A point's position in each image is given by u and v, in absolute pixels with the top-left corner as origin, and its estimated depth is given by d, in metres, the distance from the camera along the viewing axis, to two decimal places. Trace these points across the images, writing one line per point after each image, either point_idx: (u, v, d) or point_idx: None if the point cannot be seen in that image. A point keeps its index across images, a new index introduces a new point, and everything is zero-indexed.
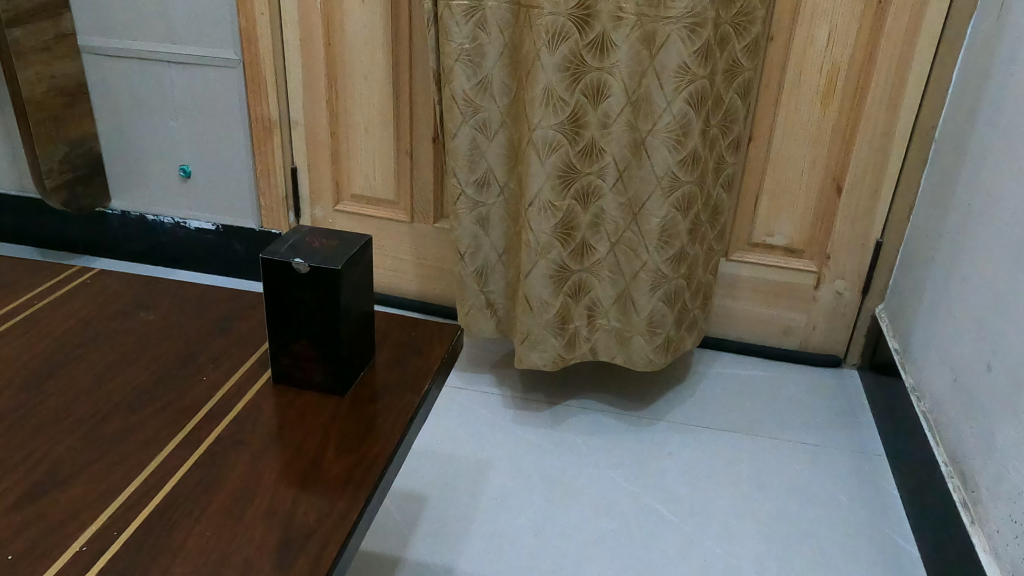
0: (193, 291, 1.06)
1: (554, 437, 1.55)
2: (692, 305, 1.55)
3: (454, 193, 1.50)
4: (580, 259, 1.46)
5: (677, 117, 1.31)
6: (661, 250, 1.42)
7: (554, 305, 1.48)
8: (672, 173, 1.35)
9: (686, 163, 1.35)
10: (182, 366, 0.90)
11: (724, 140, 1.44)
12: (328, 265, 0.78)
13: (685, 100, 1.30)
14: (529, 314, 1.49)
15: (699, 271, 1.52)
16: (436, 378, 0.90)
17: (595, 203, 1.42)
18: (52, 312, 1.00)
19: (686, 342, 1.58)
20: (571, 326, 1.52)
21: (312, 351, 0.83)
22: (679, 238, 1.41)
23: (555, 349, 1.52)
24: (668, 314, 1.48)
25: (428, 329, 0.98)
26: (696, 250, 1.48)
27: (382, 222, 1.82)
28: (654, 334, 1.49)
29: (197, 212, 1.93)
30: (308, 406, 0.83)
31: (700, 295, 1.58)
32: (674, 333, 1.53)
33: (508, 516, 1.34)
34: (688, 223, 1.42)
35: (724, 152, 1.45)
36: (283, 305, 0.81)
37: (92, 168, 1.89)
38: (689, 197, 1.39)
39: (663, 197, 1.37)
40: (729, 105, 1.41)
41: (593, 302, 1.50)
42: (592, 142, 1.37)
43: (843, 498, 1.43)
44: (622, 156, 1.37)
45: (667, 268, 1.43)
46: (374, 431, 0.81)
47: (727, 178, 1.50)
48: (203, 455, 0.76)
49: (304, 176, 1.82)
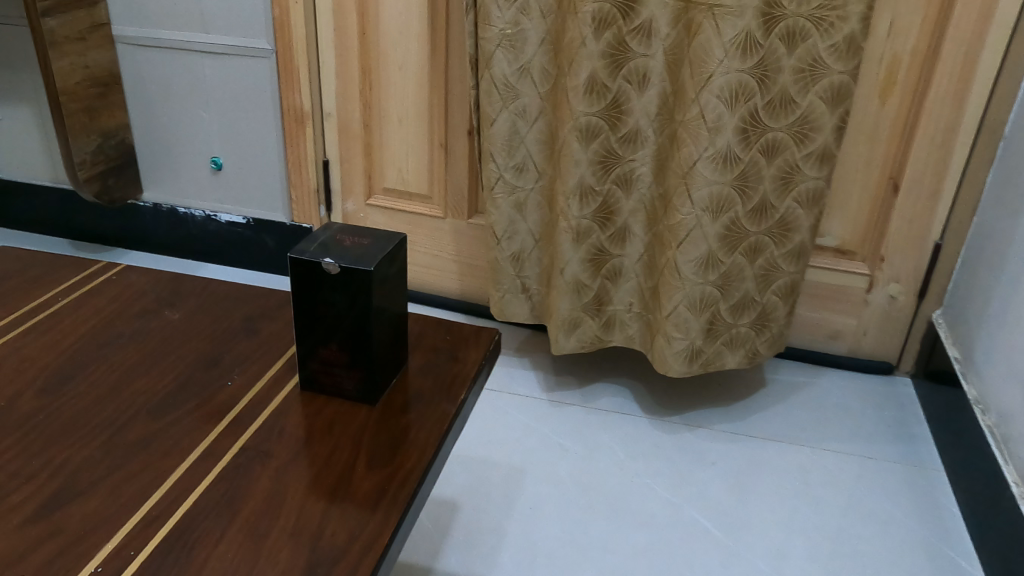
0: (222, 287, 1.02)
1: (590, 443, 1.49)
2: (735, 321, 1.43)
3: (491, 178, 1.44)
4: (621, 242, 1.45)
5: (708, 111, 1.25)
6: (686, 251, 1.34)
7: (591, 287, 1.47)
8: (698, 170, 1.29)
9: (717, 162, 1.28)
10: (206, 368, 0.85)
11: (797, 150, 1.29)
12: (361, 266, 0.73)
13: (714, 93, 1.23)
14: (566, 299, 1.47)
15: (741, 284, 1.39)
16: (472, 386, 0.84)
17: (635, 189, 1.40)
18: (77, 309, 0.97)
19: (725, 358, 1.47)
20: (609, 308, 1.51)
21: (343, 356, 0.78)
22: (706, 242, 1.33)
23: (593, 330, 1.52)
24: (692, 320, 1.40)
25: (463, 332, 0.93)
26: (735, 259, 1.37)
27: (415, 218, 1.77)
28: (675, 338, 1.42)
29: (229, 206, 1.90)
30: (337, 416, 0.78)
31: (751, 313, 1.43)
32: (705, 345, 1.44)
33: (543, 527, 1.29)
34: (719, 227, 1.33)
35: (798, 161, 1.30)
36: (311, 307, 0.76)
37: (125, 159, 1.87)
38: (718, 198, 1.31)
39: (691, 194, 1.31)
40: (803, 110, 1.26)
41: (632, 287, 1.49)
42: (635, 126, 1.34)
43: (900, 514, 1.35)
44: (662, 143, 1.36)
45: (689, 270, 1.36)
46: (407, 445, 0.75)
47: (801, 193, 1.33)
48: (226, 468, 0.72)
49: (336, 170, 1.78)
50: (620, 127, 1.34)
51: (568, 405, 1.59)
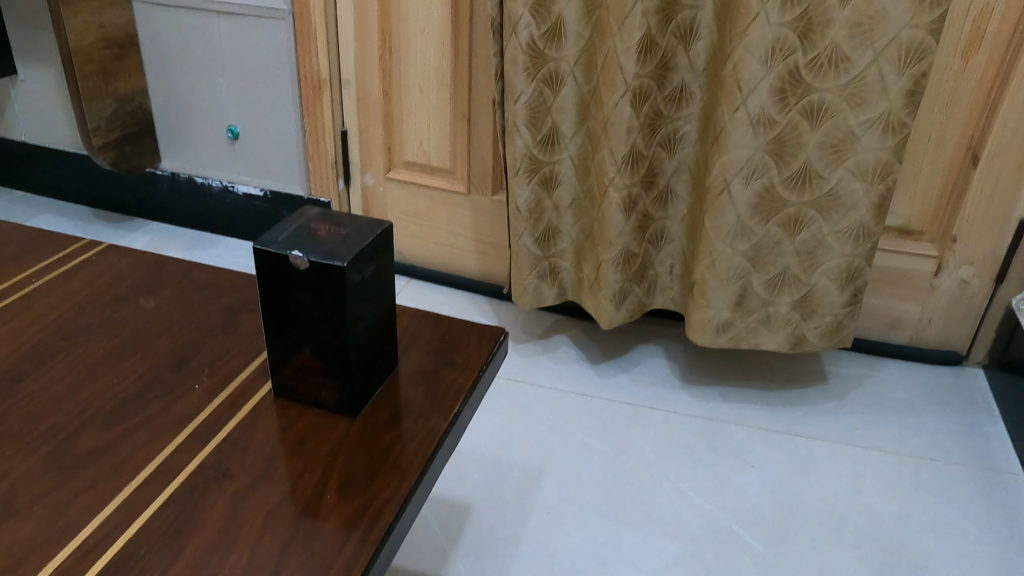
0: (205, 273, 0.92)
1: (617, 441, 1.36)
2: (773, 298, 1.30)
3: (517, 156, 1.31)
4: (663, 204, 1.33)
5: (743, 71, 1.12)
6: (715, 218, 1.24)
7: (638, 255, 1.34)
8: (728, 133, 1.17)
9: (751, 125, 1.15)
10: (175, 366, 0.76)
11: (852, 115, 1.13)
12: (332, 262, 0.63)
13: (749, 49, 1.10)
14: (615, 271, 1.32)
15: (777, 257, 1.26)
16: (468, 398, 0.74)
17: (679, 150, 1.28)
18: (46, 292, 0.88)
19: (761, 337, 1.34)
20: (651, 273, 1.40)
21: (318, 364, 0.68)
22: (733, 209, 1.22)
23: (638, 297, 1.40)
24: (722, 291, 1.29)
25: (463, 332, 0.83)
26: (770, 230, 1.24)
27: (436, 194, 1.66)
28: (702, 307, 1.32)
29: (246, 176, 1.82)
30: (311, 430, 0.69)
31: (793, 292, 1.29)
32: (735, 317, 1.33)
33: (562, 535, 1.18)
34: (750, 194, 1.21)
35: (852, 128, 1.14)
36: (281, 306, 0.67)
37: (142, 126, 1.79)
38: (752, 163, 1.18)
39: (721, 157, 1.19)
40: (859, 71, 1.10)
41: (672, 252, 1.38)
42: (680, 85, 1.22)
43: (967, 524, 1.21)
44: (708, 101, 1.23)
45: (720, 238, 1.25)
46: (386, 469, 0.65)
47: (857, 163, 1.17)
48: (177, 492, 0.62)
49: (355, 141, 1.67)
50: (666, 85, 1.22)
51: (596, 395, 1.47)
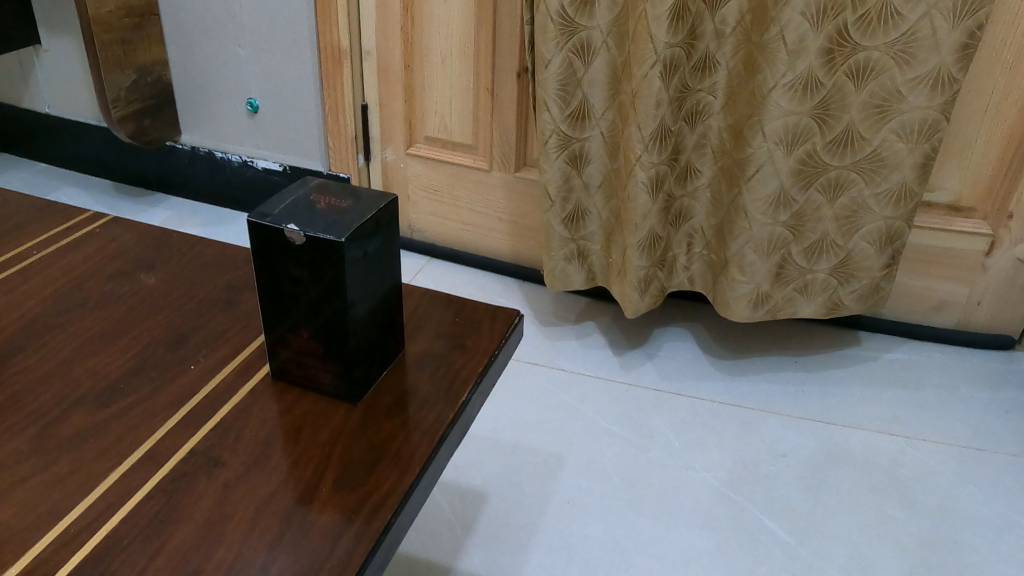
0: (210, 248, 0.88)
1: (641, 427, 1.31)
2: (811, 267, 1.24)
3: (545, 130, 1.25)
4: (683, 181, 1.26)
5: (790, 31, 1.05)
6: (754, 187, 1.17)
7: (660, 237, 1.27)
8: (772, 99, 1.10)
9: (794, 89, 1.09)
10: (171, 346, 0.72)
11: (899, 72, 1.06)
12: (330, 237, 0.58)
13: (803, 9, 1.03)
14: (640, 256, 1.25)
15: (817, 224, 1.20)
16: (478, 384, 0.70)
17: (702, 123, 1.21)
18: (44, 264, 0.84)
19: (797, 306, 1.28)
20: (670, 256, 1.32)
21: (316, 346, 0.64)
22: (776, 177, 1.15)
23: (660, 282, 1.33)
24: (761, 263, 1.22)
25: (474, 314, 0.78)
26: (810, 197, 1.18)
27: (458, 170, 1.60)
28: (739, 281, 1.25)
29: (266, 151, 1.78)
30: (309, 417, 0.65)
31: (830, 259, 1.23)
32: (773, 289, 1.26)
33: (581, 525, 1.13)
34: (793, 161, 1.14)
35: (899, 86, 1.07)
36: (278, 284, 0.62)
37: (162, 99, 1.75)
38: (796, 130, 1.12)
39: (762, 125, 1.12)
40: (910, 26, 1.03)
41: (693, 230, 1.30)
42: (706, 54, 1.15)
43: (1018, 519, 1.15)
44: (737, 69, 1.16)
45: (759, 209, 1.18)
46: (386, 460, 0.61)
47: (902, 123, 1.10)
48: (165, 479, 0.58)
49: (375, 115, 1.62)
50: (693, 54, 1.15)
51: (621, 379, 1.41)
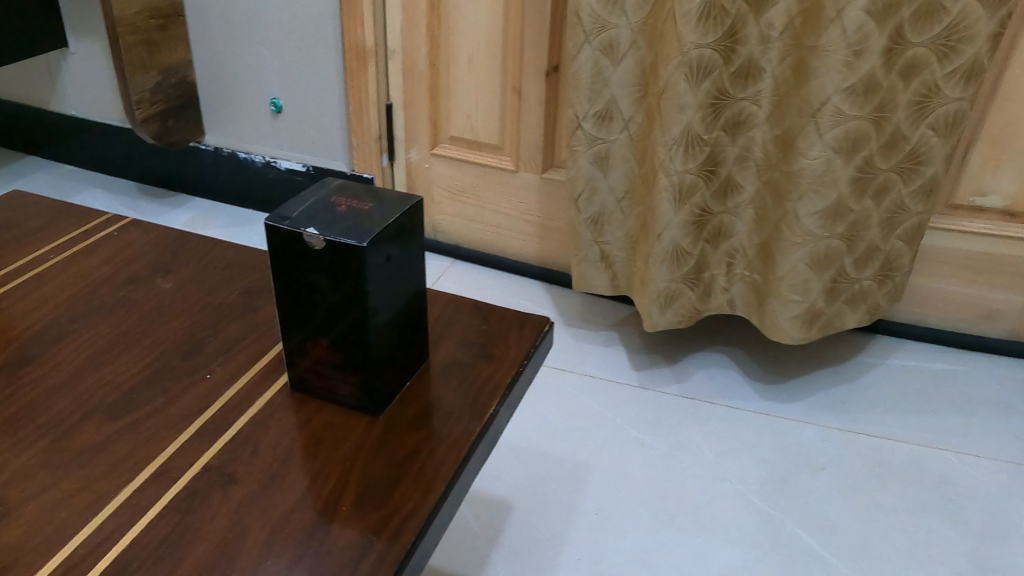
0: (228, 252, 0.85)
1: (672, 437, 1.26)
2: (858, 275, 1.18)
3: (569, 127, 1.22)
4: (722, 198, 1.20)
5: (852, 30, 0.98)
6: (809, 200, 1.10)
7: (692, 254, 1.21)
8: (832, 105, 1.03)
9: (854, 93, 1.02)
10: (187, 354, 0.69)
11: (939, 67, 1.01)
12: (351, 242, 0.55)
13: (865, 7, 0.97)
14: (662, 268, 1.21)
15: (867, 233, 1.14)
16: (506, 395, 0.66)
17: (744, 133, 1.14)
18: (60, 267, 0.82)
19: (844, 318, 1.22)
20: (706, 275, 1.26)
21: (336, 356, 0.61)
22: (836, 188, 1.09)
23: (692, 303, 1.26)
24: (814, 279, 1.16)
25: (502, 321, 0.74)
26: (864, 206, 1.11)
27: (484, 171, 1.57)
28: (792, 301, 1.18)
29: (289, 152, 1.76)
30: (328, 429, 0.61)
31: (875, 264, 1.18)
32: (825, 305, 1.20)
33: (611, 539, 1.09)
34: (852, 169, 1.08)
35: (938, 81, 1.02)
36: (296, 290, 0.59)
37: (186, 99, 1.73)
38: (854, 137, 1.05)
39: (819, 133, 1.06)
40: (955, 17, 0.98)
41: (733, 248, 1.24)
42: (747, 61, 1.09)
43: None
44: (783, 76, 1.09)
45: (817, 225, 1.11)
46: (408, 479, 0.57)
47: (937, 118, 1.05)
48: (177, 498, 0.55)
49: (400, 115, 1.59)
50: (732, 61, 1.08)
51: (651, 387, 1.37)
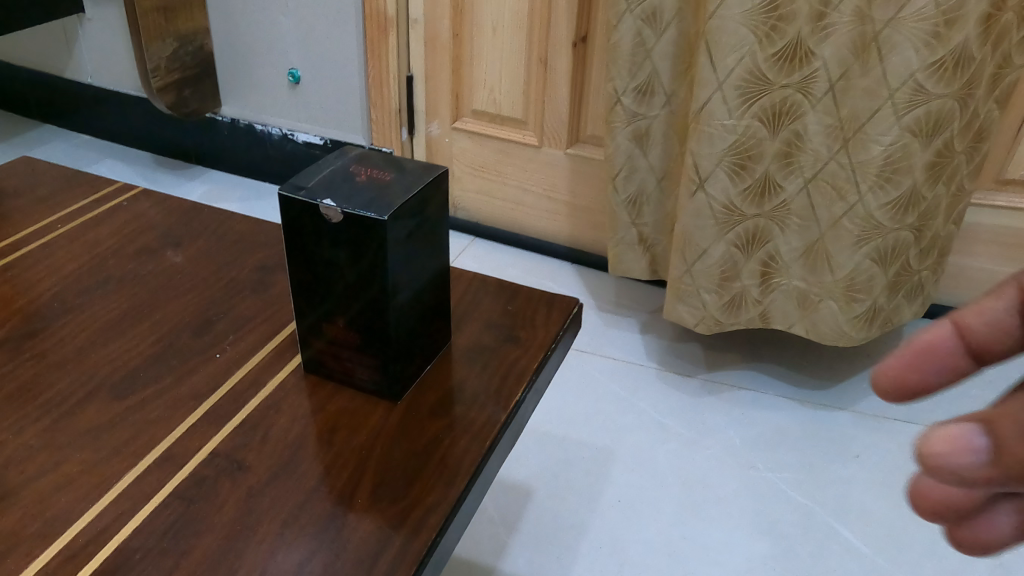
0: (241, 225, 0.81)
1: (699, 423, 1.22)
2: (920, 266, 1.09)
3: (608, 101, 1.16)
4: (758, 200, 1.07)
5: None
6: (879, 191, 0.99)
7: (713, 253, 1.11)
8: (915, 83, 0.91)
9: (942, 67, 0.89)
10: (196, 332, 0.66)
11: (1017, 32, 0.94)
12: (371, 216, 0.51)
13: None
14: (682, 258, 1.14)
15: (934, 222, 1.04)
16: (533, 380, 0.62)
17: (789, 124, 1.02)
18: (68, 238, 0.78)
19: (903, 313, 1.13)
20: (736, 285, 1.14)
21: (353, 337, 0.57)
22: (911, 175, 0.97)
23: (710, 308, 1.16)
24: (879, 276, 1.05)
25: (528, 301, 0.70)
26: (937, 192, 1.01)
27: (507, 146, 1.52)
28: (856, 301, 1.08)
29: (307, 124, 1.72)
30: (345, 414, 0.58)
31: (933, 252, 1.10)
32: (887, 303, 1.09)
33: (635, 526, 1.05)
34: (930, 154, 0.96)
35: (1012, 50, 0.95)
36: (312, 267, 0.55)
37: (203, 68, 1.69)
38: (936, 118, 0.93)
39: (894, 116, 0.93)
40: None
41: (771, 254, 1.11)
42: (794, 41, 0.96)
43: None
44: (839, 56, 0.96)
45: (884, 216, 1.00)
46: (429, 471, 0.54)
47: (1004, 90, 0.99)
48: (183, 485, 0.52)
49: (421, 87, 1.54)
50: (775, 41, 0.96)
51: (677, 371, 1.32)
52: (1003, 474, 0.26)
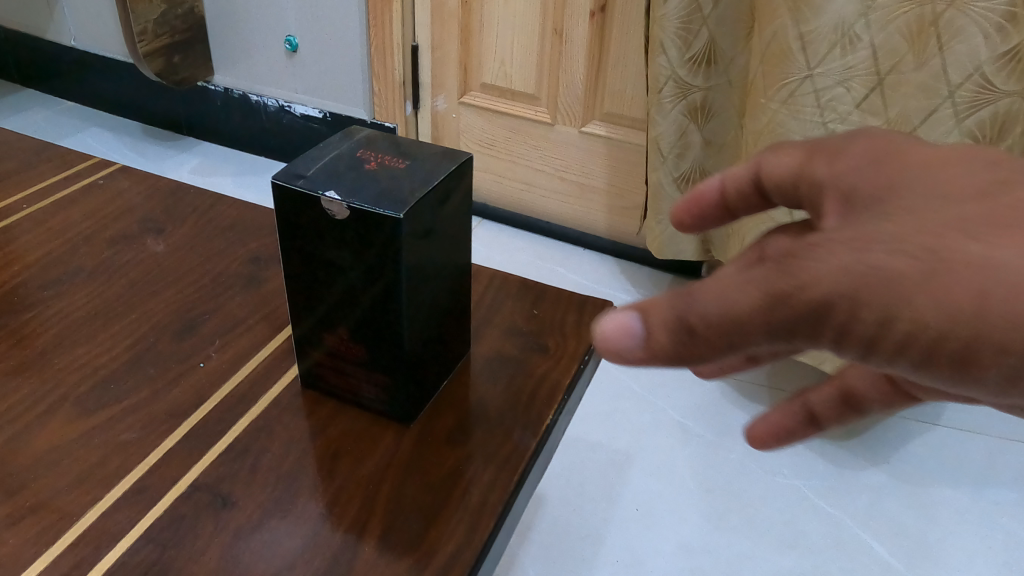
0: (231, 209, 0.73)
1: (722, 424, 1.14)
2: None
3: (659, 76, 1.05)
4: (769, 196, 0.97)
5: None
6: None
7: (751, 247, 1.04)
8: (981, 77, 0.79)
9: (1014, 58, 0.78)
10: (177, 335, 0.58)
11: None
12: (384, 212, 0.42)
13: None
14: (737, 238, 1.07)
15: None
16: (566, 398, 0.54)
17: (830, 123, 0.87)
18: (35, 220, 0.69)
19: None
20: None
21: (359, 351, 0.49)
22: None
23: None
24: None
25: (556, 304, 0.62)
26: None
27: (517, 122, 1.44)
28: None
29: (304, 95, 1.61)
30: (350, 438, 0.50)
31: None
32: None
33: (653, 538, 0.98)
34: None
35: None
36: (312, 269, 0.47)
37: (194, 33, 1.58)
38: (1002, 120, 0.81)
39: (954, 117, 0.82)
40: None
41: None
42: (835, 24, 0.83)
43: None
44: (889, 43, 0.82)
45: None
46: (449, 512, 0.45)
47: None
48: (157, 526, 0.44)
49: (426, 58, 1.44)
50: (809, 18, 0.84)
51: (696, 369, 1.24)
52: (651, 355, 0.29)
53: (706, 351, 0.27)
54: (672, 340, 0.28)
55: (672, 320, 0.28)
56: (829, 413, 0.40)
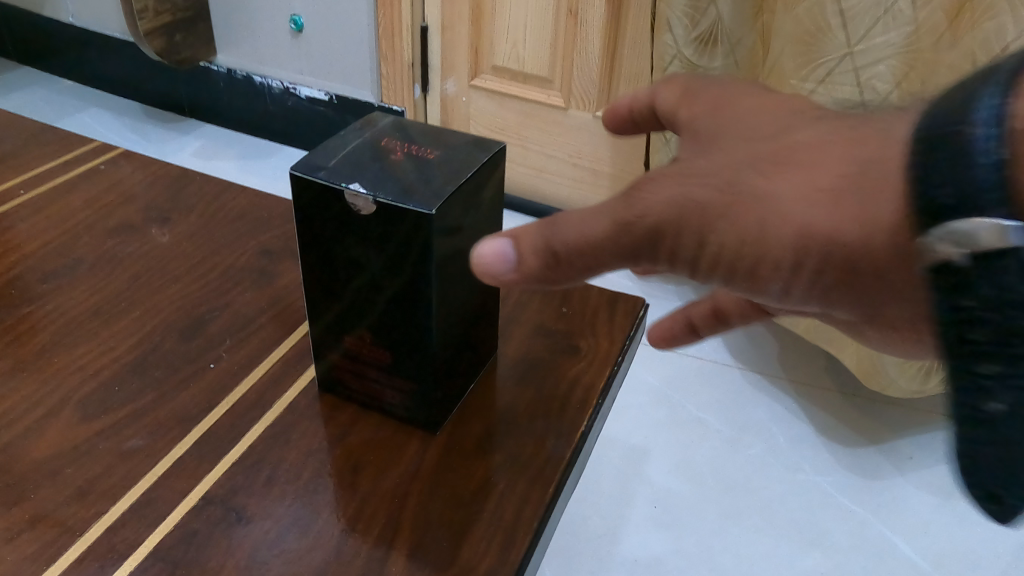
0: (240, 198, 0.69)
1: (740, 420, 1.11)
2: None
3: (665, 54, 0.96)
4: None
5: None
6: None
7: None
8: None
9: None
10: (185, 333, 0.54)
11: None
12: (414, 208, 0.39)
13: None
14: None
15: None
16: (599, 404, 0.51)
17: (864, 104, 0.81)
18: (33, 207, 0.66)
19: None
20: None
21: (382, 355, 0.46)
22: None
23: None
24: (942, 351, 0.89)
25: (585, 303, 0.59)
26: None
27: (529, 106, 1.40)
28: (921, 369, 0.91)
29: (310, 77, 1.56)
30: (372, 446, 0.47)
31: None
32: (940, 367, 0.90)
33: (670, 539, 0.95)
34: None
35: None
36: (333, 267, 0.44)
37: (196, 12, 1.53)
38: None
39: None
40: None
41: None
42: None
43: None
44: (931, 20, 0.77)
45: None
46: (480, 526, 0.42)
47: None
48: (167, 544, 0.41)
49: (436, 39, 1.40)
50: None
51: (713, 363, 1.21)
52: (525, 277, 0.35)
53: (569, 273, 0.33)
54: (540, 263, 0.34)
55: (541, 247, 0.34)
56: (702, 323, 0.47)
